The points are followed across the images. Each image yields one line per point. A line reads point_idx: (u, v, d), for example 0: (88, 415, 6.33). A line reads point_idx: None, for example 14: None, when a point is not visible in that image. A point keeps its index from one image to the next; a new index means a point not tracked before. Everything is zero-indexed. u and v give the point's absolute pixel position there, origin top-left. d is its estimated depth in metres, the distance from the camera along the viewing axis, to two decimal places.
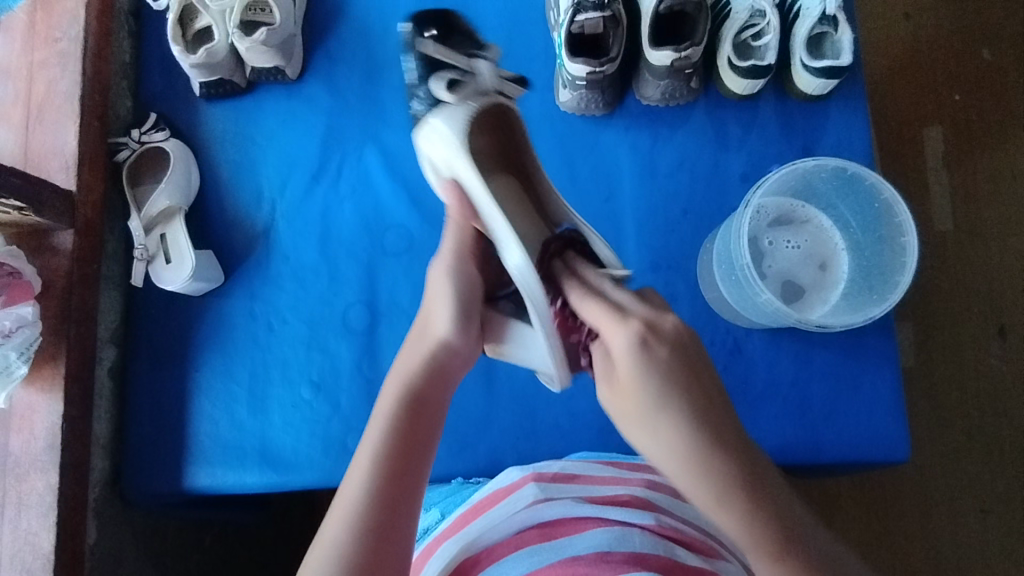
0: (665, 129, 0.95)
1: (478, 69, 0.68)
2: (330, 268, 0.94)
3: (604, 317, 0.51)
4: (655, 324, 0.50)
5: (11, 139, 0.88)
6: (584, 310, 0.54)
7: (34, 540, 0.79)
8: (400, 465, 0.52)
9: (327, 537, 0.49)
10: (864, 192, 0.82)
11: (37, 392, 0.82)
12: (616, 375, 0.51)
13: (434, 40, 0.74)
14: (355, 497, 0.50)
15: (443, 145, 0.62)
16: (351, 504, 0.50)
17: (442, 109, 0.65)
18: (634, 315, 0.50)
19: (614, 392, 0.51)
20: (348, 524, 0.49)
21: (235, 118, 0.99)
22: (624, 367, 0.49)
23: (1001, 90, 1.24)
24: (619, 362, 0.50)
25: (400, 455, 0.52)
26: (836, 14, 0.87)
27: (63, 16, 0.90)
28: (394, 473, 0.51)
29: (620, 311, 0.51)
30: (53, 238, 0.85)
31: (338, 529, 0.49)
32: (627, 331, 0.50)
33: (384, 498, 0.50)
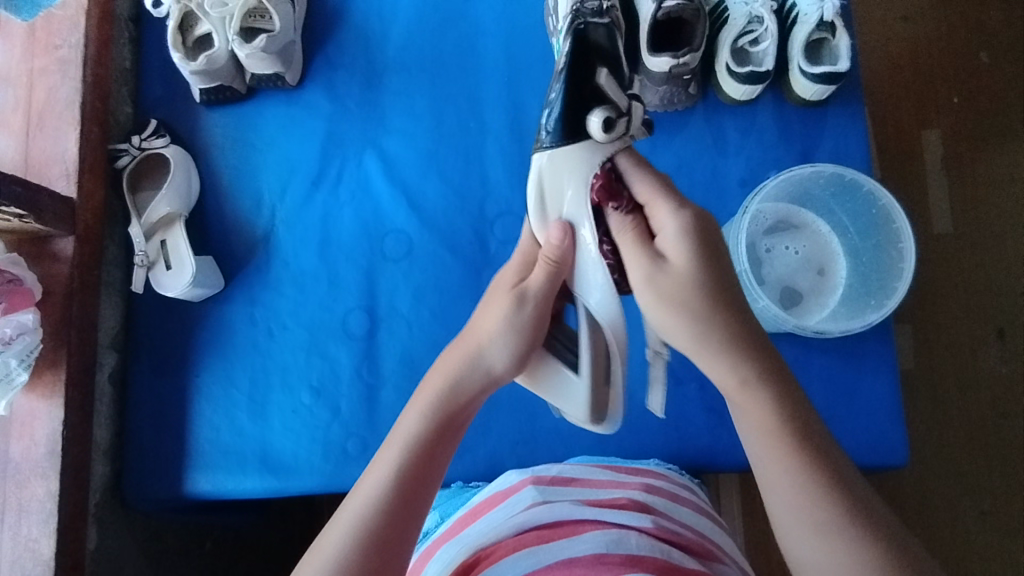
0: (664, 134, 0.96)
1: (632, 112, 0.61)
2: (330, 273, 0.95)
3: (667, 205, 0.57)
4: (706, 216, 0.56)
5: (10, 146, 0.88)
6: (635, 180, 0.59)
7: (35, 546, 0.79)
8: (412, 487, 0.54)
9: (357, 503, 0.54)
10: (862, 199, 0.82)
11: (37, 399, 0.82)
12: (666, 264, 0.55)
13: (597, 45, 0.61)
14: (365, 509, 0.53)
15: (565, 182, 0.61)
16: (382, 477, 0.54)
17: (566, 144, 0.61)
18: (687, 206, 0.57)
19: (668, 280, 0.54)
20: (351, 538, 0.52)
21: (235, 123, 0.99)
22: (677, 250, 0.55)
23: (1000, 92, 1.24)
24: (672, 245, 0.55)
25: (413, 477, 0.54)
26: (833, 20, 0.87)
27: (63, 24, 0.90)
28: (404, 495, 0.54)
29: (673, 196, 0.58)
30: (54, 245, 0.85)
31: (367, 499, 0.53)
32: (681, 218, 0.56)
33: (391, 516, 0.53)
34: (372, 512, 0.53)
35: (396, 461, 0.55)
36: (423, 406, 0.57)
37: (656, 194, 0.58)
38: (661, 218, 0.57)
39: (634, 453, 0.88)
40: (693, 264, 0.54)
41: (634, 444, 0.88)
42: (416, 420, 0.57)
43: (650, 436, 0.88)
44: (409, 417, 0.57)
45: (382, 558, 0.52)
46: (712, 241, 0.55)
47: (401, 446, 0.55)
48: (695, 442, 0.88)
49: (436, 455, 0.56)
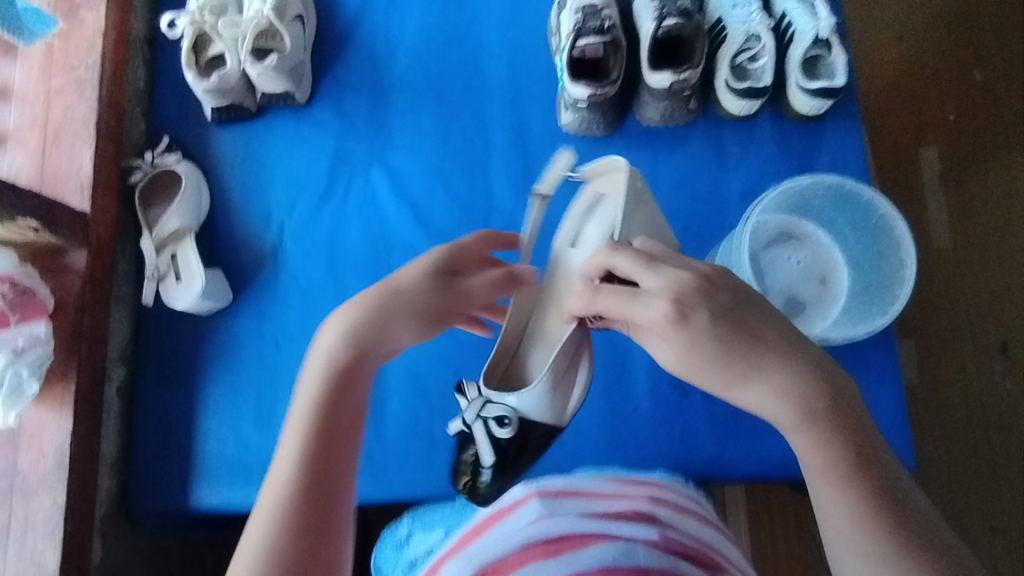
0: (665, 149, 0.98)
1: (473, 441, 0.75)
2: (337, 287, 0.96)
3: (641, 268, 0.51)
4: (682, 293, 0.50)
5: (26, 162, 0.90)
6: (601, 300, 0.53)
7: (40, 559, 0.79)
8: (325, 459, 0.52)
9: (272, 494, 0.50)
10: (861, 208, 0.83)
11: (47, 410, 0.83)
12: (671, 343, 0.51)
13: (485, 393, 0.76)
14: (282, 497, 0.50)
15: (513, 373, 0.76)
16: (289, 458, 0.51)
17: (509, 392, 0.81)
18: (658, 294, 0.50)
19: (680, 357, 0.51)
20: (276, 523, 0.49)
21: (245, 141, 1.02)
22: (674, 337, 0.50)
23: (994, 109, 1.26)
24: (667, 337, 0.50)
25: (321, 451, 0.52)
26: (828, 38, 0.90)
27: (80, 44, 0.93)
28: (319, 465, 0.51)
29: (638, 292, 0.51)
30: (66, 258, 0.87)
31: (283, 485, 0.50)
32: (661, 309, 0.50)
33: (312, 494, 0.50)
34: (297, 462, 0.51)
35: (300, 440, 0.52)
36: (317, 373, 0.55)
37: (618, 257, 0.52)
38: (646, 312, 0.50)
39: (640, 465, 0.88)
40: (697, 342, 0.49)
41: (640, 456, 0.88)
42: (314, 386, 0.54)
43: (656, 448, 0.88)
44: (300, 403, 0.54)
45: (316, 543, 0.49)
46: (743, 298, 0.51)
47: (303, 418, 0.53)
48: (700, 453, 0.88)
49: (342, 418, 0.54)
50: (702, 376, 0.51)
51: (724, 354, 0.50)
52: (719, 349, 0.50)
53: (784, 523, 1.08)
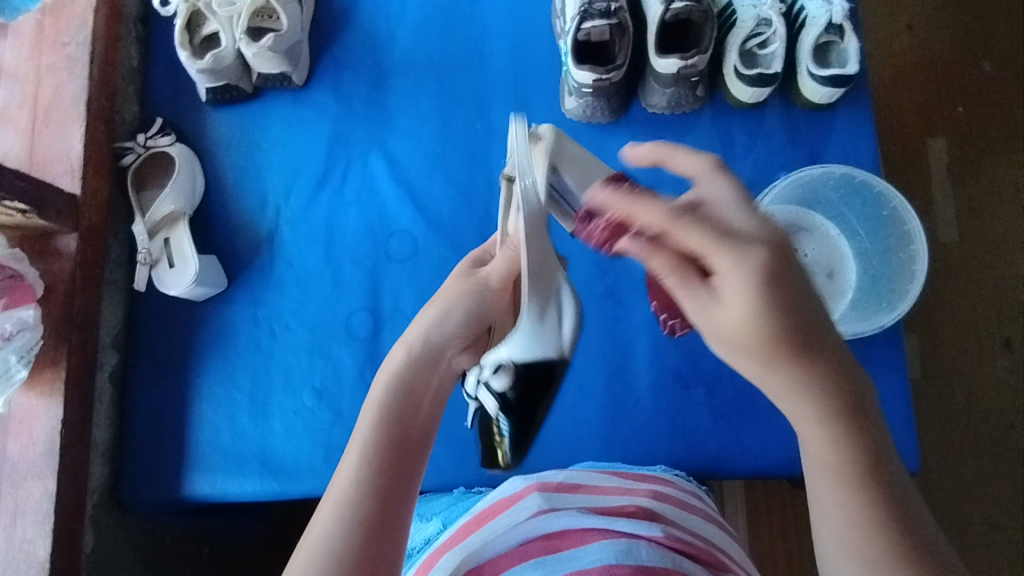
0: (671, 137, 0.95)
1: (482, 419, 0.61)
2: (334, 274, 0.94)
3: (712, 243, 0.41)
4: (772, 248, 0.41)
5: (15, 142, 0.88)
6: (669, 245, 0.42)
7: (30, 548, 0.77)
8: (395, 455, 0.52)
9: (341, 482, 0.50)
10: (872, 200, 0.83)
11: (36, 397, 0.81)
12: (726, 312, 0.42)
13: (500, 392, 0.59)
14: (350, 484, 0.49)
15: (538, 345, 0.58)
16: (358, 450, 0.51)
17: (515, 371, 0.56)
18: (749, 243, 0.41)
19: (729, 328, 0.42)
20: (344, 511, 0.48)
21: (240, 123, 0.99)
22: (739, 303, 0.41)
23: (1005, 102, 1.24)
24: (733, 300, 0.41)
25: (393, 449, 0.52)
26: (841, 24, 0.87)
27: (71, 21, 0.90)
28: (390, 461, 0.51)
29: (727, 238, 0.41)
30: (56, 241, 0.85)
31: (351, 474, 0.50)
32: (736, 271, 0.41)
33: (379, 486, 0.50)
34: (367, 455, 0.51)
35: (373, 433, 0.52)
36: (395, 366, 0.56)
37: (679, 231, 0.41)
38: (719, 268, 0.41)
39: (641, 459, 0.87)
40: (756, 317, 0.41)
41: (640, 449, 0.87)
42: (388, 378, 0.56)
43: (656, 442, 0.87)
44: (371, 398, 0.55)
45: (378, 541, 0.48)
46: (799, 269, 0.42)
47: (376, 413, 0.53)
48: (702, 447, 0.86)
49: (411, 417, 0.54)
50: (743, 355, 0.42)
51: (778, 340, 0.41)
52: (771, 336, 0.41)
53: (783, 517, 1.07)
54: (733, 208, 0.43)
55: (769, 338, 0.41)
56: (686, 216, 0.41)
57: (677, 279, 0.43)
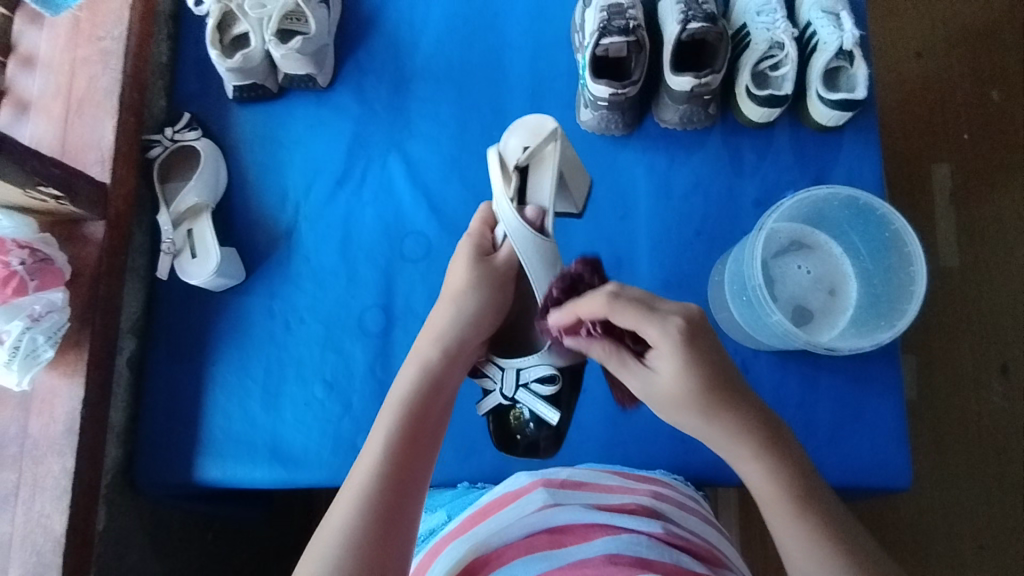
0: (682, 152, 0.98)
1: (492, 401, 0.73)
2: (348, 271, 0.97)
3: (642, 320, 0.56)
4: (693, 319, 0.56)
5: (48, 130, 0.91)
6: (617, 317, 0.56)
7: (47, 522, 0.80)
8: (408, 451, 0.58)
9: (360, 471, 0.57)
10: (875, 223, 0.84)
11: (59, 377, 0.84)
12: (657, 379, 0.57)
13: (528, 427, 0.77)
14: (367, 476, 0.56)
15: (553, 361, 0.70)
16: (380, 442, 0.58)
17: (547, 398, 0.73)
18: (671, 314, 0.56)
19: (664, 400, 0.58)
20: (360, 500, 0.54)
21: (265, 121, 1.02)
22: (668, 363, 0.56)
23: (1010, 130, 1.26)
24: (663, 359, 0.56)
25: (406, 454, 0.58)
26: (852, 50, 0.90)
27: (107, 16, 0.93)
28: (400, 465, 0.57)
29: (653, 311, 0.56)
30: (85, 228, 0.88)
31: (369, 465, 0.57)
32: (667, 337, 0.56)
33: (390, 481, 0.56)
34: (384, 450, 0.57)
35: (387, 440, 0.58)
36: (408, 376, 0.63)
37: (617, 313, 0.56)
38: (653, 335, 0.56)
39: (640, 463, 0.89)
40: (684, 375, 0.56)
41: (639, 454, 0.89)
42: (405, 387, 0.62)
43: (656, 448, 0.89)
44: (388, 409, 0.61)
45: (388, 525, 0.54)
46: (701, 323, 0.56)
47: (393, 417, 0.60)
48: (700, 456, 0.88)
49: (426, 414, 0.61)
50: (680, 410, 0.57)
51: (705, 393, 0.56)
52: (700, 389, 0.56)
53: None
54: (651, 289, 0.58)
55: (697, 392, 0.56)
56: (619, 299, 0.56)
57: (617, 359, 0.59)
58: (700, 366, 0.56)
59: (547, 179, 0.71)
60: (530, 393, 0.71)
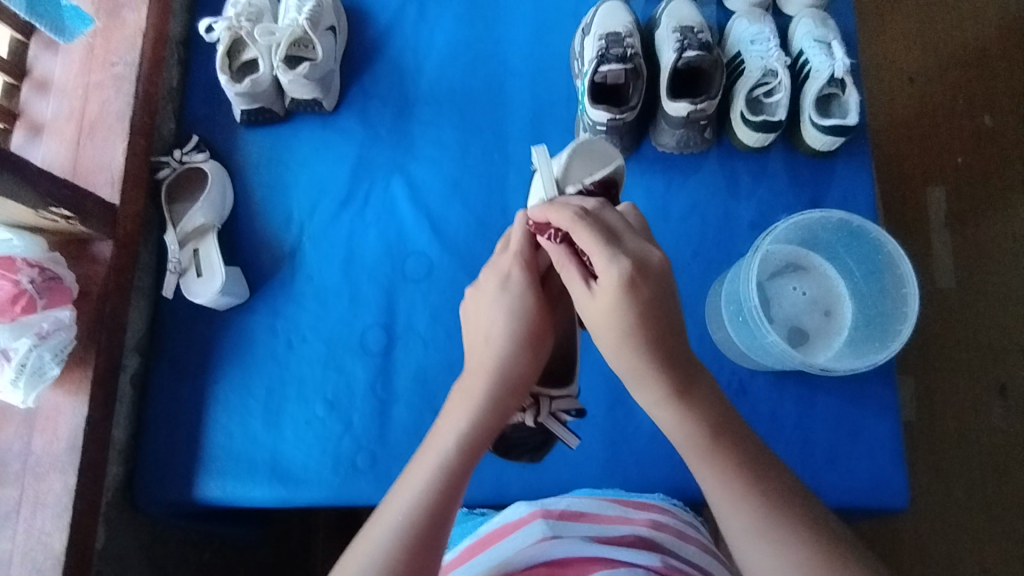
0: (678, 175, 1.00)
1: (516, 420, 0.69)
2: (351, 290, 0.98)
3: (596, 248, 0.56)
4: (645, 265, 0.55)
5: (60, 152, 0.93)
6: (576, 233, 0.57)
7: (47, 540, 0.80)
8: (460, 474, 0.55)
9: (411, 486, 0.54)
10: (868, 245, 0.86)
11: (63, 394, 0.85)
12: (594, 302, 0.56)
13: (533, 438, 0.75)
14: (417, 493, 0.53)
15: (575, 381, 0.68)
16: (434, 459, 0.55)
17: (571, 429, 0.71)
18: (625, 254, 0.55)
19: (593, 315, 0.56)
20: (406, 520, 0.52)
21: (271, 143, 1.05)
22: (608, 295, 0.55)
23: (1001, 154, 1.29)
24: (604, 290, 0.55)
25: (458, 478, 0.55)
26: (843, 78, 0.93)
27: (120, 43, 0.96)
28: (433, 526, 0.52)
29: (612, 244, 0.56)
30: (93, 247, 0.89)
31: (422, 481, 0.54)
32: (613, 267, 0.55)
33: (439, 504, 0.53)
34: (439, 467, 0.55)
35: (423, 491, 0.53)
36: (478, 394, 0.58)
37: (577, 232, 0.57)
38: (598, 263, 0.55)
39: (640, 484, 0.89)
40: (620, 305, 0.54)
41: (639, 474, 0.90)
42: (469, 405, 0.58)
43: (655, 469, 0.90)
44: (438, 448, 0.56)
45: (429, 553, 0.51)
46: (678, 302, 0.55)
47: (455, 435, 0.56)
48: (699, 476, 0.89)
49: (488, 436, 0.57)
50: (607, 330, 0.56)
51: (631, 331, 0.54)
52: (625, 326, 0.54)
53: None
54: (622, 224, 0.58)
55: (634, 330, 0.54)
56: (584, 219, 0.57)
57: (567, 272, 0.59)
58: (637, 309, 0.54)
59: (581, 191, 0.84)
60: (556, 421, 0.68)
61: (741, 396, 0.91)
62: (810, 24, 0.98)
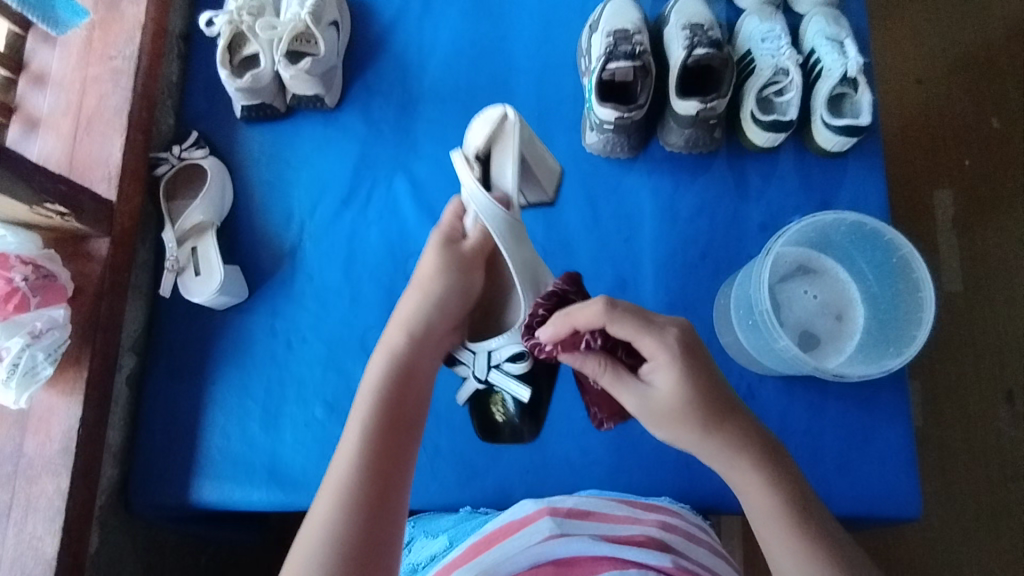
0: (686, 175, 0.98)
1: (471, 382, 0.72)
2: (352, 290, 0.96)
3: (640, 332, 0.56)
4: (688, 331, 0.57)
5: (57, 146, 0.91)
6: (615, 326, 0.57)
7: (38, 544, 0.78)
8: (386, 441, 0.58)
9: (341, 465, 0.56)
10: (882, 248, 0.84)
11: (57, 394, 0.83)
12: (654, 402, 0.57)
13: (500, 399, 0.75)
14: (346, 469, 0.55)
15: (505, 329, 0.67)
16: (356, 436, 0.58)
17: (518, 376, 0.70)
18: (667, 322, 0.57)
19: (666, 424, 0.57)
20: (341, 495, 0.54)
21: (271, 140, 1.03)
22: (671, 387, 0.56)
23: (1012, 157, 1.27)
24: (663, 376, 0.56)
25: (383, 445, 0.58)
26: (856, 77, 0.91)
27: (119, 36, 0.95)
28: (365, 489, 0.55)
29: (650, 323, 0.56)
30: (89, 244, 0.87)
31: (350, 458, 0.56)
32: (665, 343, 0.56)
33: (372, 474, 0.56)
34: (362, 441, 0.57)
35: (357, 451, 0.57)
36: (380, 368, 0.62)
37: (615, 324, 0.56)
38: (648, 346, 0.56)
39: (645, 489, 0.88)
40: (682, 391, 0.56)
41: (644, 480, 0.88)
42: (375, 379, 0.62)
43: (661, 474, 0.88)
44: (352, 425, 0.59)
45: (374, 518, 0.54)
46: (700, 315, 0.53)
47: (366, 409, 0.60)
48: (706, 483, 0.87)
49: (403, 402, 0.61)
50: (680, 426, 0.56)
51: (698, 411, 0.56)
52: (694, 411, 0.56)
53: None
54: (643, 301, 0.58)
55: (692, 404, 0.56)
56: (618, 310, 0.57)
57: (614, 371, 0.59)
58: (699, 382, 0.56)
59: (509, 160, 0.73)
60: (501, 373, 0.69)
61: (750, 401, 0.89)
62: (822, 22, 0.96)
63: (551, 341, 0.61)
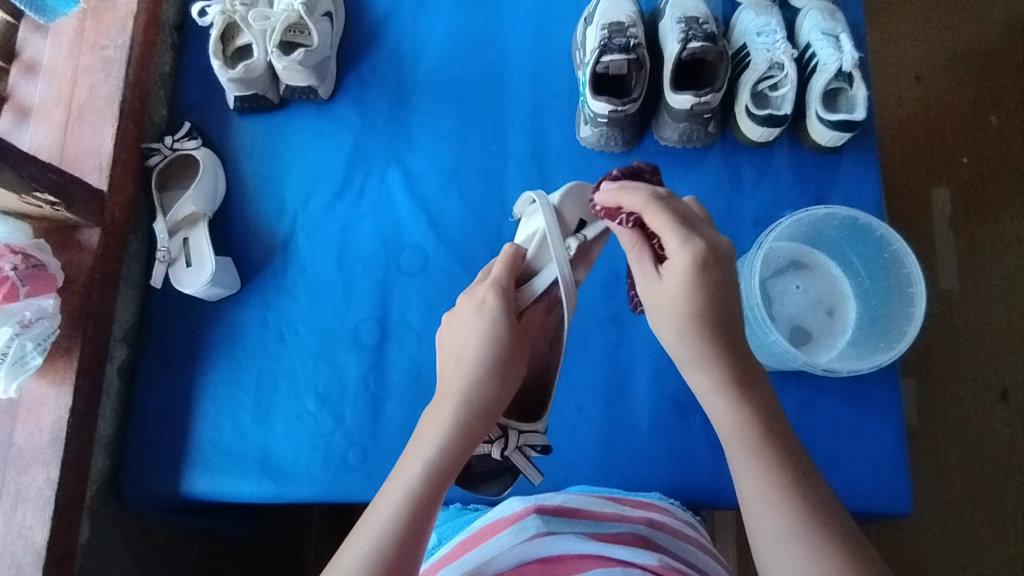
0: (680, 170, 0.98)
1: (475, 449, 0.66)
2: (345, 283, 0.96)
3: (670, 228, 0.57)
4: (716, 250, 0.56)
5: (47, 136, 0.91)
6: (648, 217, 0.58)
7: (28, 534, 0.78)
8: (425, 509, 0.54)
9: (377, 520, 0.53)
10: (874, 243, 0.83)
11: (47, 384, 0.83)
12: (661, 281, 0.58)
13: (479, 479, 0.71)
14: (380, 528, 0.52)
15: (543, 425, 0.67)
16: (402, 493, 0.54)
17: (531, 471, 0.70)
18: (700, 238, 0.56)
19: (663, 303, 0.58)
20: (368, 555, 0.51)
21: (265, 131, 1.02)
22: (680, 275, 0.56)
23: (1008, 154, 1.26)
24: (675, 269, 0.56)
25: (424, 512, 0.53)
26: (851, 71, 0.90)
27: (111, 25, 0.94)
28: (392, 571, 0.51)
29: (689, 228, 0.57)
30: (80, 234, 0.87)
31: (387, 516, 0.53)
32: (686, 250, 0.55)
33: (403, 539, 0.52)
34: (405, 502, 0.54)
35: (397, 510, 0.53)
36: (441, 427, 0.57)
37: (649, 211, 0.58)
38: (670, 245, 0.57)
39: (636, 483, 0.88)
40: (690, 290, 0.55)
41: (635, 474, 0.88)
42: (434, 441, 0.56)
43: (652, 469, 0.88)
44: (399, 481, 0.55)
45: None
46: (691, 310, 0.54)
47: (420, 467, 0.55)
48: (696, 477, 0.87)
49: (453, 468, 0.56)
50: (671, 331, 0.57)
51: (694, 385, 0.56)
52: (692, 316, 0.55)
53: None
54: (697, 213, 0.58)
55: None
56: (660, 202, 0.58)
57: (636, 252, 0.61)
58: (705, 292, 0.55)
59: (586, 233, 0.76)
60: (523, 456, 0.67)
61: None
62: (818, 17, 0.95)
63: (603, 202, 0.64)
